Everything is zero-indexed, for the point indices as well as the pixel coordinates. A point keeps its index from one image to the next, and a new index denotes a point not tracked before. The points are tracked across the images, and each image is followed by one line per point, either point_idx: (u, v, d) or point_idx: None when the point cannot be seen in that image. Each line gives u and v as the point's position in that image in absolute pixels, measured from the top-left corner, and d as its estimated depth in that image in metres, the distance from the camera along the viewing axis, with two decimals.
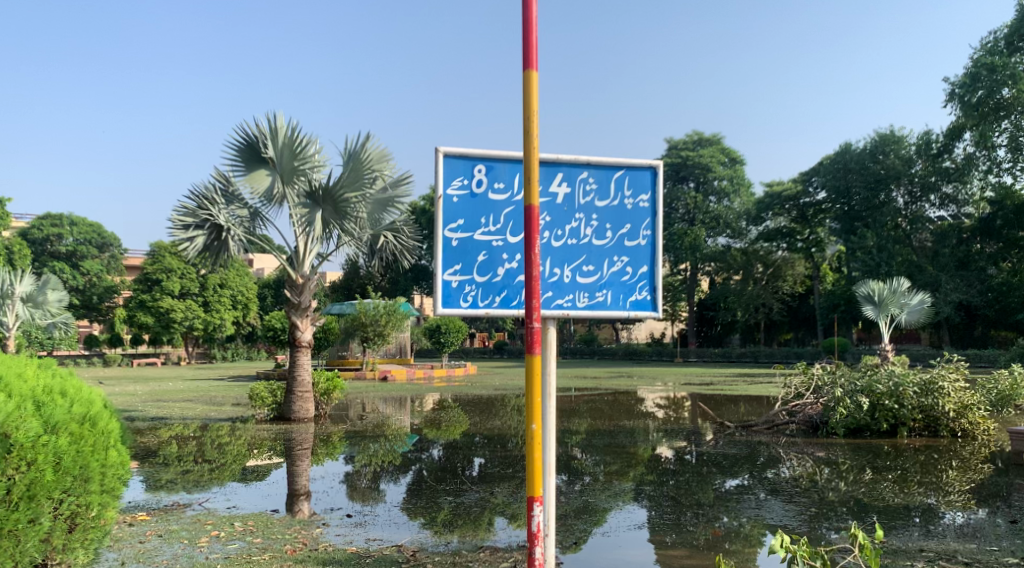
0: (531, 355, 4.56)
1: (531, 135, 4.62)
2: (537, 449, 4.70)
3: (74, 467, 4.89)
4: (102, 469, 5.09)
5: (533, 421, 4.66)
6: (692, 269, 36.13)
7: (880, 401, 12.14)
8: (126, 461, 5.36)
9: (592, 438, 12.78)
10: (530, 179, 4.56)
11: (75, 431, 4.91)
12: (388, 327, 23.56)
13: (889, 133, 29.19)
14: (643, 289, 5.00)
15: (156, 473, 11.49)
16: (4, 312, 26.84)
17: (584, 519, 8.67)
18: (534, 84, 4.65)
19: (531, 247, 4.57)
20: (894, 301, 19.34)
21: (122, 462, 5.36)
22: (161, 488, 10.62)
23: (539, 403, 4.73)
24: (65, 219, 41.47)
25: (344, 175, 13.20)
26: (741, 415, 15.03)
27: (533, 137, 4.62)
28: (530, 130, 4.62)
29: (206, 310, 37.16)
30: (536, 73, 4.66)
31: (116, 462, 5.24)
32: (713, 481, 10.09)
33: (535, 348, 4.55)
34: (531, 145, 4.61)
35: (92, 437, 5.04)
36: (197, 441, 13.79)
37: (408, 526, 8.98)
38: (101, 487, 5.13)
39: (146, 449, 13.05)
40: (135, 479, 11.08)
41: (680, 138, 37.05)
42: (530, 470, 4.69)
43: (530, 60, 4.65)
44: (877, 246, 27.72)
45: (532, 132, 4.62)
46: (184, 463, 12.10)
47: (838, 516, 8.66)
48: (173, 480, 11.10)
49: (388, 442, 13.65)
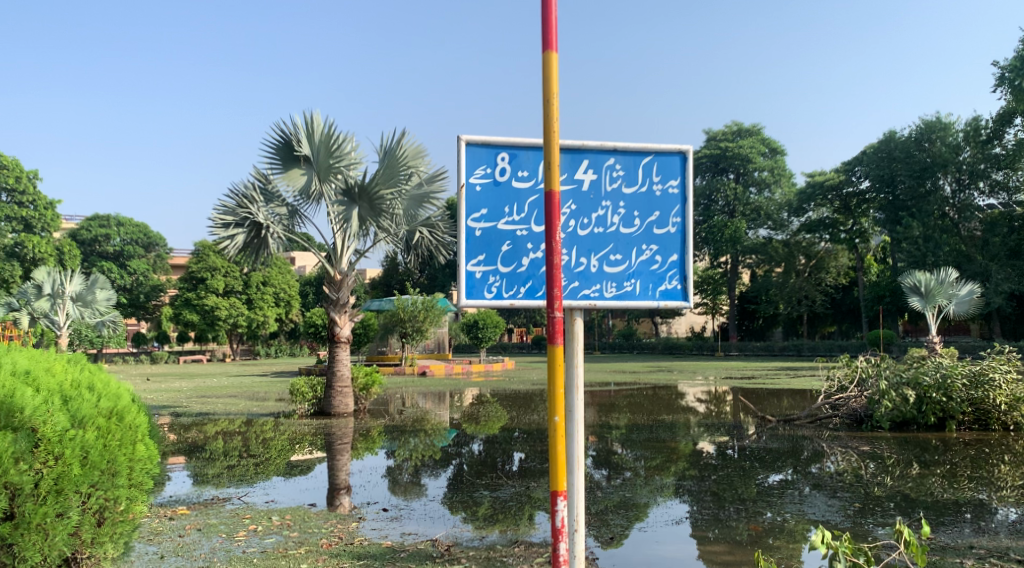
0: (553, 346, 4.45)
1: (552, 118, 4.50)
2: (560, 443, 4.59)
3: (101, 461, 4.86)
4: (131, 463, 5.05)
5: (556, 413, 4.55)
6: (733, 262, 35.63)
7: (928, 394, 11.81)
8: (157, 456, 5.31)
9: (631, 432, 12.60)
10: (552, 166, 4.44)
11: (102, 425, 4.90)
12: (427, 323, 23.53)
13: (936, 119, 28.42)
14: (674, 278, 4.87)
15: (201, 468, 11.56)
16: (55, 311, 27.46)
17: (621, 515, 8.54)
18: (555, 65, 4.53)
19: (553, 236, 4.46)
20: (942, 292, 18.85)
21: (155, 457, 5.33)
22: (207, 483, 10.72)
23: (563, 394, 4.63)
24: (113, 219, 42.20)
25: (379, 172, 13.14)
26: (784, 409, 14.77)
27: (555, 121, 4.50)
28: (550, 115, 4.50)
29: (250, 307, 37.54)
30: (556, 54, 4.54)
31: (146, 456, 5.19)
32: (756, 476, 9.88)
33: (557, 339, 4.45)
34: (552, 129, 4.50)
35: (120, 430, 5.01)
36: (242, 436, 13.87)
37: (446, 520, 8.93)
38: (130, 480, 5.08)
39: (191, 444, 13.16)
40: (180, 474, 11.16)
41: (719, 130, 36.71)
42: (553, 465, 4.59)
43: (550, 41, 4.54)
44: (923, 236, 27.13)
45: (555, 115, 4.50)
46: (228, 459, 12.15)
47: (886, 513, 8.40)
48: (218, 475, 11.17)
49: (427, 437, 13.62)
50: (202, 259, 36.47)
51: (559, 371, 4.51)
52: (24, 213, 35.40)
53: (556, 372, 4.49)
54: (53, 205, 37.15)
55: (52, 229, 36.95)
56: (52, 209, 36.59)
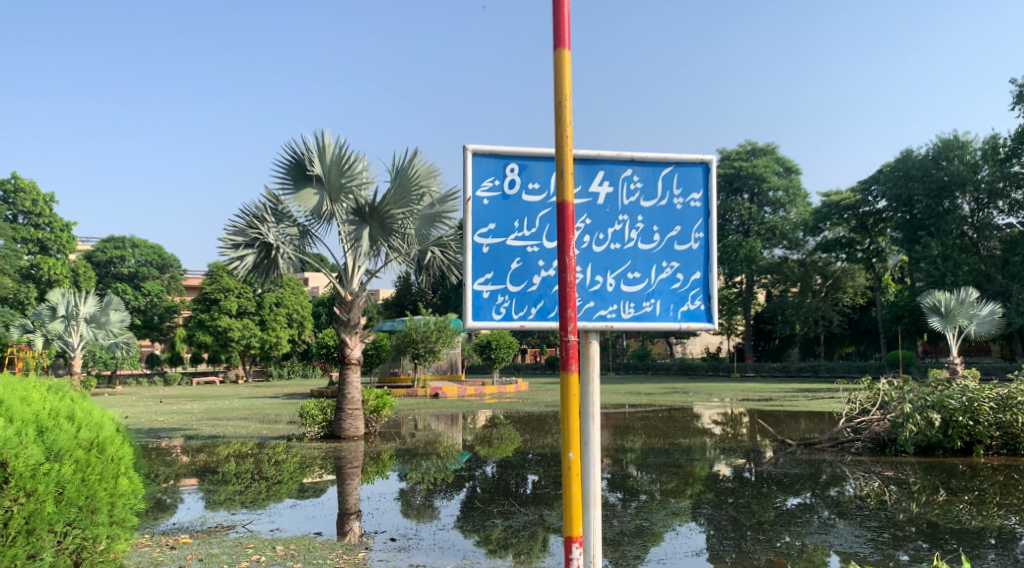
0: (566, 373, 4.13)
1: (564, 123, 4.18)
2: (575, 481, 4.22)
3: (78, 497, 4.58)
4: (112, 498, 4.76)
5: (570, 448, 4.19)
6: (748, 281, 35.25)
7: (953, 417, 11.31)
8: (141, 489, 5.02)
9: (647, 456, 12.16)
10: (565, 176, 4.11)
11: (81, 457, 4.61)
12: (439, 343, 23.21)
13: (953, 137, 27.87)
14: (696, 297, 4.52)
15: (213, 491, 11.27)
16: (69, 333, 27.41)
17: (637, 544, 8.07)
18: (567, 64, 4.23)
19: (566, 252, 4.12)
20: (962, 312, 18.35)
21: (139, 491, 5.04)
22: (221, 505, 10.51)
23: (578, 427, 4.28)
24: (127, 241, 42.19)
25: (390, 192, 12.84)
26: (803, 431, 14.33)
27: (568, 127, 4.18)
28: (562, 118, 4.18)
29: (262, 328, 37.31)
30: (568, 52, 4.24)
31: (129, 490, 4.90)
32: (774, 500, 9.50)
33: (572, 365, 4.12)
34: (564, 135, 4.18)
35: (100, 463, 4.73)
36: (253, 459, 13.54)
37: (456, 550, 8.57)
38: (111, 517, 4.79)
39: (200, 467, 12.85)
40: (194, 496, 10.94)
41: (733, 149, 36.48)
42: (567, 505, 4.24)
43: (562, 39, 4.24)
44: (942, 255, 26.62)
45: (568, 119, 4.18)
46: (240, 481, 11.84)
47: (914, 544, 7.93)
48: (231, 497, 10.93)
49: (439, 460, 13.27)
50: (216, 280, 36.39)
51: (574, 402, 4.17)
52: (40, 235, 35.46)
53: (570, 403, 4.16)
54: (69, 228, 37.18)
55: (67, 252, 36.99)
56: (66, 231, 36.63)
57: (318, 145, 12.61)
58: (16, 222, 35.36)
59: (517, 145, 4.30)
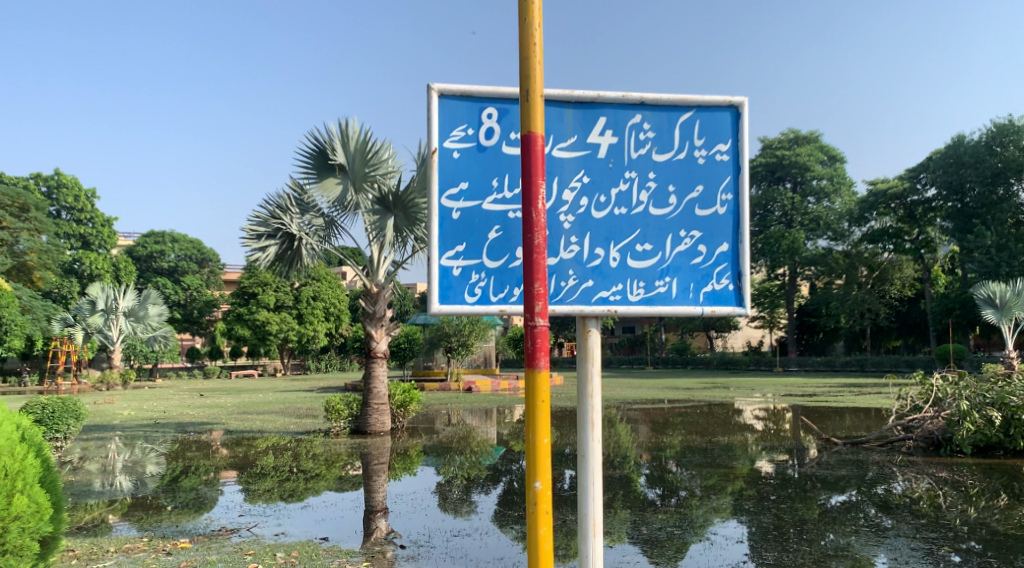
0: (534, 371, 3.70)
1: (531, 24, 3.75)
2: (544, 520, 3.75)
3: None
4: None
5: (538, 477, 3.73)
6: (791, 273, 33.86)
7: (1016, 415, 10.25)
8: (45, 511, 5.07)
9: (685, 454, 11.17)
10: (533, 101, 3.68)
11: None
12: (472, 337, 22.32)
13: (1008, 121, 26.32)
14: (724, 276, 3.97)
15: (251, 484, 10.67)
16: (108, 326, 27.57)
17: (667, 555, 7.06)
18: None
19: (535, 189, 3.69)
20: (1020, 304, 16.99)
21: (47, 513, 5.11)
22: (260, 499, 9.96)
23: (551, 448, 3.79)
24: (167, 236, 41.79)
25: (416, 179, 12.03)
26: (850, 428, 13.31)
27: (535, 27, 3.75)
28: (528, 17, 3.76)
29: (300, 322, 36.78)
30: None
31: (27, 513, 4.98)
32: (817, 497, 8.64)
33: (540, 361, 3.69)
34: (532, 34, 3.75)
35: None
36: (291, 452, 12.91)
37: (467, 562, 7.69)
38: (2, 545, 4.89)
39: (238, 460, 12.28)
40: (230, 490, 10.35)
41: (775, 137, 35.28)
42: (534, 546, 3.78)
43: None
44: (997, 245, 25.25)
45: (535, 19, 3.75)
46: (280, 474, 11.24)
47: (969, 546, 7.13)
48: (270, 490, 10.35)
49: (473, 455, 12.47)
50: (253, 274, 35.89)
51: (541, 419, 3.71)
52: (82, 230, 35.46)
53: (536, 414, 3.70)
54: (110, 222, 37.05)
55: (110, 247, 36.85)
56: (108, 226, 36.57)
57: (342, 134, 11.79)
58: (59, 217, 35.31)
59: (493, 85, 3.85)
